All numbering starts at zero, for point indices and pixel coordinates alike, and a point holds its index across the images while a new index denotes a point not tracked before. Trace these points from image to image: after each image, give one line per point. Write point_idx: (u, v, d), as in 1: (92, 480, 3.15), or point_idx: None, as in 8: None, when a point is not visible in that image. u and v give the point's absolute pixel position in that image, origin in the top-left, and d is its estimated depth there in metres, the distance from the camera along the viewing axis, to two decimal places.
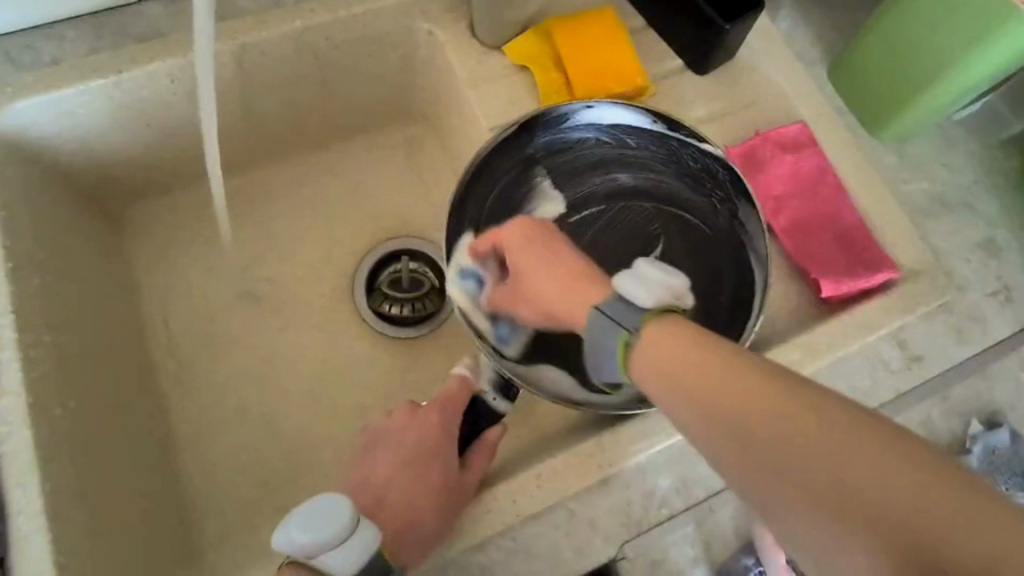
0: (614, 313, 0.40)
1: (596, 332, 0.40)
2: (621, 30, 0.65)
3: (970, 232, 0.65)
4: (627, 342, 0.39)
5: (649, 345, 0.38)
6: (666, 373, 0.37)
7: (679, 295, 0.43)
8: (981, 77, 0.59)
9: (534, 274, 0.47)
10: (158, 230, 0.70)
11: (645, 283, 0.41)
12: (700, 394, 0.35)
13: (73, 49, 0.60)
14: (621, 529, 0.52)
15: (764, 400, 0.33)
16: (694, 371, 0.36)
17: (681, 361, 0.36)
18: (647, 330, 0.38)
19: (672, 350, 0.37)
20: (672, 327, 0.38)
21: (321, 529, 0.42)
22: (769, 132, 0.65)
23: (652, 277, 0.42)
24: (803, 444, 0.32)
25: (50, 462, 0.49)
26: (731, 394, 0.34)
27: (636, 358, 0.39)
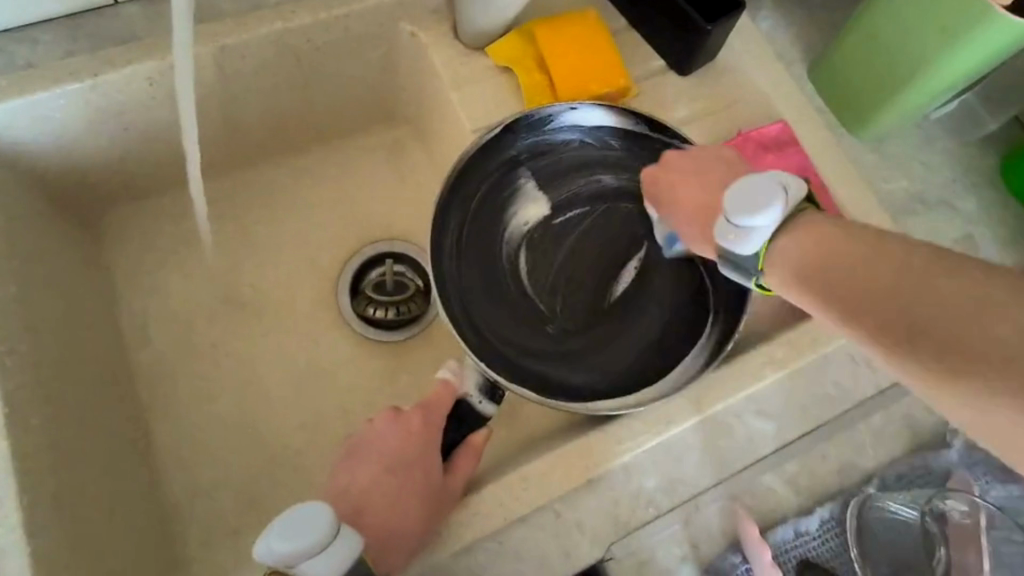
0: (734, 261, 0.47)
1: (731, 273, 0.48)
2: (603, 31, 0.65)
3: (948, 230, 0.66)
4: (759, 282, 0.46)
5: (788, 246, 0.43)
6: (803, 260, 0.42)
7: (784, 207, 0.44)
8: (957, 77, 0.60)
9: (688, 204, 0.52)
10: (138, 235, 0.69)
11: (738, 235, 0.45)
12: (804, 265, 0.42)
13: (48, 53, 0.59)
14: (608, 529, 0.52)
15: (897, 273, 0.37)
16: (841, 261, 0.40)
17: (788, 248, 0.43)
18: (789, 235, 0.43)
19: (822, 246, 0.41)
20: (819, 226, 0.42)
21: (302, 538, 0.42)
22: (750, 132, 0.65)
23: (742, 220, 0.44)
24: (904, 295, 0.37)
25: (27, 473, 0.48)
26: (882, 280, 0.37)
27: (774, 259, 0.44)
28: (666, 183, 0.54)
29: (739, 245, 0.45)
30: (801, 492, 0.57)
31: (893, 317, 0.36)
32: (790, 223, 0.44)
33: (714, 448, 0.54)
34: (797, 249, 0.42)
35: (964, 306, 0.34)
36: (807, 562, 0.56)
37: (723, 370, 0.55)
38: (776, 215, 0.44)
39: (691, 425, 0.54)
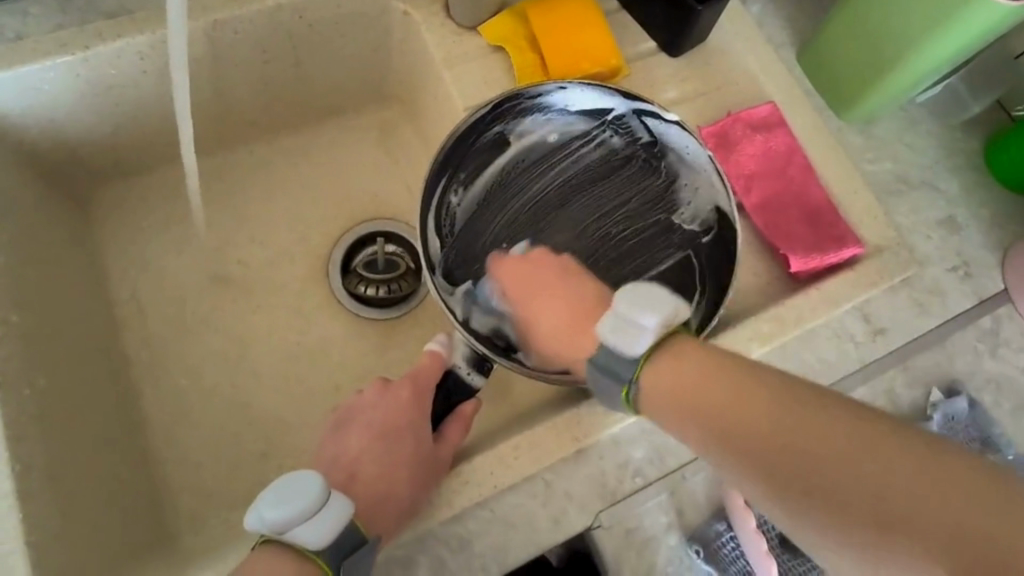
0: (605, 363, 0.45)
1: (599, 381, 0.46)
2: (596, 11, 0.65)
3: (930, 210, 0.68)
4: (628, 393, 0.44)
5: (664, 370, 0.43)
6: (683, 400, 0.41)
7: (669, 322, 0.44)
8: (939, 62, 0.61)
9: (551, 329, 0.52)
10: (128, 212, 0.69)
11: (632, 332, 0.44)
12: (699, 413, 0.40)
13: (37, 25, 0.58)
14: (596, 498, 0.53)
15: (760, 406, 0.38)
16: (711, 389, 0.40)
17: (678, 374, 0.42)
18: (666, 359, 0.43)
19: (682, 366, 0.42)
20: (678, 353, 0.43)
21: (292, 504, 0.42)
22: (740, 112, 0.66)
23: (637, 321, 0.44)
24: (802, 444, 0.36)
25: (19, 442, 0.48)
26: (762, 426, 0.37)
27: (649, 377, 0.43)
28: (540, 308, 0.54)
29: (630, 342, 0.44)
30: None
31: (778, 467, 0.36)
32: (665, 344, 0.44)
33: None
34: (664, 376, 0.42)
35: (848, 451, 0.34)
36: (789, 532, 0.56)
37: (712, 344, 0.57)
38: (661, 327, 0.44)
39: None
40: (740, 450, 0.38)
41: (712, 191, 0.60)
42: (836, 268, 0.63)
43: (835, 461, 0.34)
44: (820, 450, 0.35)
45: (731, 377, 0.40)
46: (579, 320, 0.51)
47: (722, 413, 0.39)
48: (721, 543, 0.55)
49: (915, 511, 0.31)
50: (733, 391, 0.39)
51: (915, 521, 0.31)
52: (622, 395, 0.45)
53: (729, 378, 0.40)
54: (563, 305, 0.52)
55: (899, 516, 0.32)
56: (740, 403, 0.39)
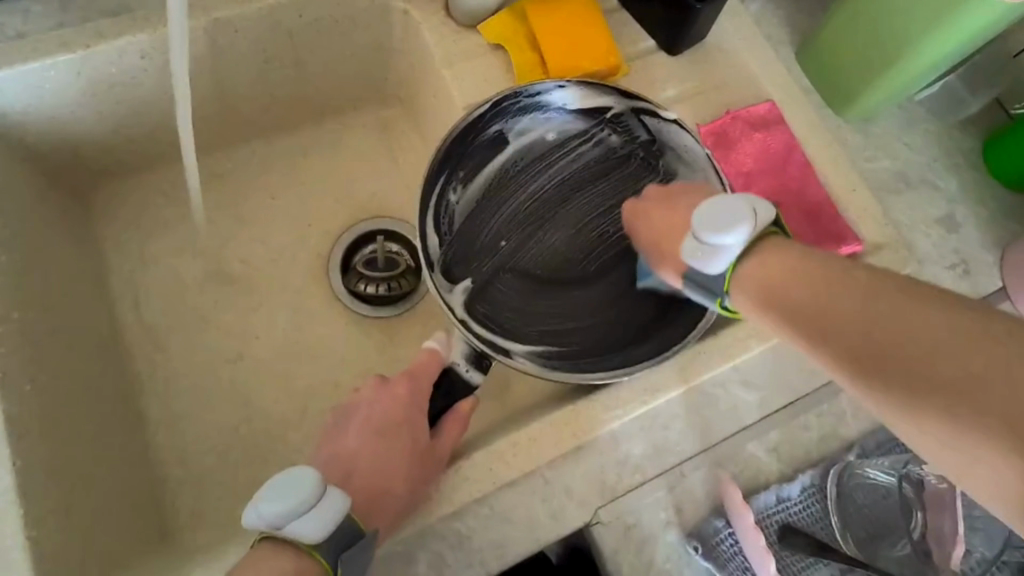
0: (699, 279, 0.47)
1: (698, 296, 0.48)
2: (595, 9, 0.65)
3: (929, 208, 0.68)
4: (723, 303, 0.46)
5: (755, 271, 0.42)
6: (762, 291, 0.41)
7: (753, 230, 0.44)
8: (938, 60, 0.61)
9: (657, 246, 0.52)
10: (129, 210, 0.70)
11: (708, 252, 0.44)
12: (779, 300, 0.40)
13: (39, 24, 0.58)
14: (595, 494, 0.53)
15: (836, 289, 0.38)
16: (795, 279, 0.40)
17: (761, 271, 0.42)
18: (751, 259, 0.43)
19: (777, 262, 0.42)
20: (771, 252, 0.42)
21: (289, 498, 0.42)
22: (739, 111, 0.66)
23: (713, 239, 0.44)
24: (873, 323, 0.35)
25: (20, 438, 0.49)
26: (839, 310, 0.37)
27: (741, 274, 0.43)
28: (648, 227, 0.53)
29: (710, 262, 0.45)
30: (783, 459, 0.58)
31: (869, 351, 0.35)
32: (751, 250, 0.43)
33: (699, 417, 0.56)
34: (758, 271, 0.42)
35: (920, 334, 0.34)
36: (789, 526, 0.57)
37: (710, 343, 0.56)
38: (745, 237, 0.43)
39: (677, 396, 0.55)
40: (815, 331, 0.38)
41: None
42: None
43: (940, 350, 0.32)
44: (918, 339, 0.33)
45: (828, 271, 0.39)
46: (676, 239, 0.49)
47: (813, 304, 0.38)
48: (720, 539, 0.55)
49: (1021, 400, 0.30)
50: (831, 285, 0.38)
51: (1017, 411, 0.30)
52: (720, 306, 0.47)
53: (816, 269, 0.40)
54: (667, 225, 0.51)
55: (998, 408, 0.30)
56: (834, 295, 0.38)
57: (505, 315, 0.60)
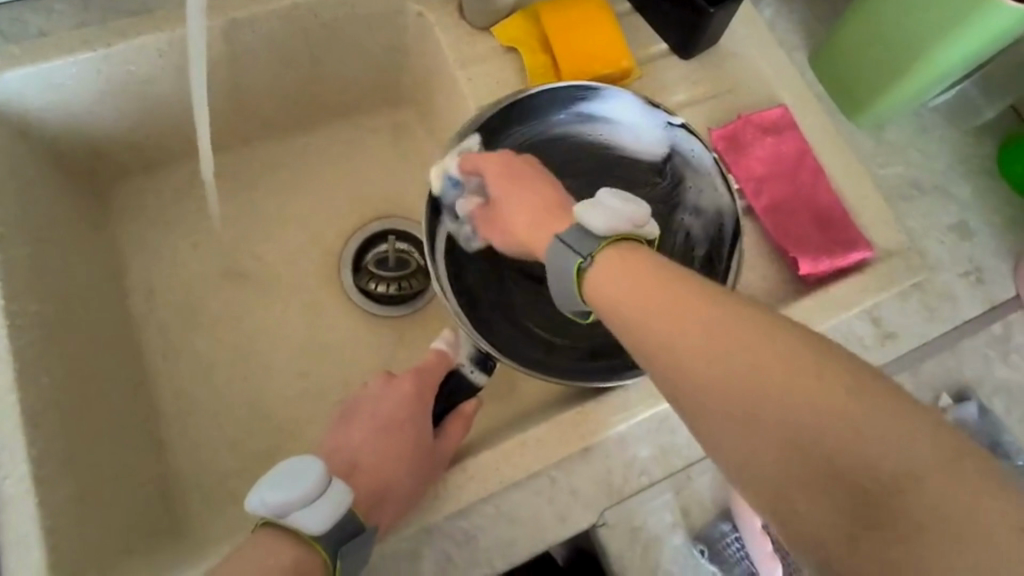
0: (571, 240, 0.44)
1: (556, 258, 0.45)
2: (608, 12, 0.65)
3: (943, 215, 0.67)
4: (581, 266, 0.43)
5: (613, 270, 0.41)
6: (622, 314, 0.40)
7: (635, 224, 0.45)
8: (952, 65, 0.61)
9: (518, 213, 0.52)
10: (145, 206, 0.70)
11: (602, 213, 0.44)
12: (648, 328, 0.38)
13: (62, 21, 0.59)
14: (602, 496, 0.53)
15: (707, 330, 0.36)
16: (661, 303, 0.38)
17: (619, 286, 0.40)
18: (597, 261, 0.42)
19: (630, 265, 0.41)
20: (631, 256, 0.41)
21: (292, 487, 0.43)
22: (751, 115, 0.66)
23: (609, 204, 0.46)
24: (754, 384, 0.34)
25: (36, 428, 0.49)
26: (709, 347, 0.35)
27: (591, 279, 0.42)
28: (504, 189, 0.53)
29: (593, 217, 0.44)
30: None
31: (716, 372, 0.35)
32: (596, 257, 0.42)
33: None
34: (615, 280, 0.41)
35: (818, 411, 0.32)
36: None
37: None
38: (627, 220, 0.45)
39: None
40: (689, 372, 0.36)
41: (716, 195, 0.61)
42: (843, 273, 0.63)
43: (794, 392, 0.33)
44: (769, 378, 0.33)
45: (686, 299, 0.37)
46: (546, 214, 0.50)
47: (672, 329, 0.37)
48: (726, 543, 0.55)
49: (848, 455, 0.31)
50: (680, 300, 0.38)
51: (840, 462, 0.31)
52: (574, 274, 0.43)
53: (680, 294, 0.38)
54: (513, 202, 0.52)
55: (825, 457, 0.31)
56: (697, 326, 0.36)
57: (515, 321, 0.60)
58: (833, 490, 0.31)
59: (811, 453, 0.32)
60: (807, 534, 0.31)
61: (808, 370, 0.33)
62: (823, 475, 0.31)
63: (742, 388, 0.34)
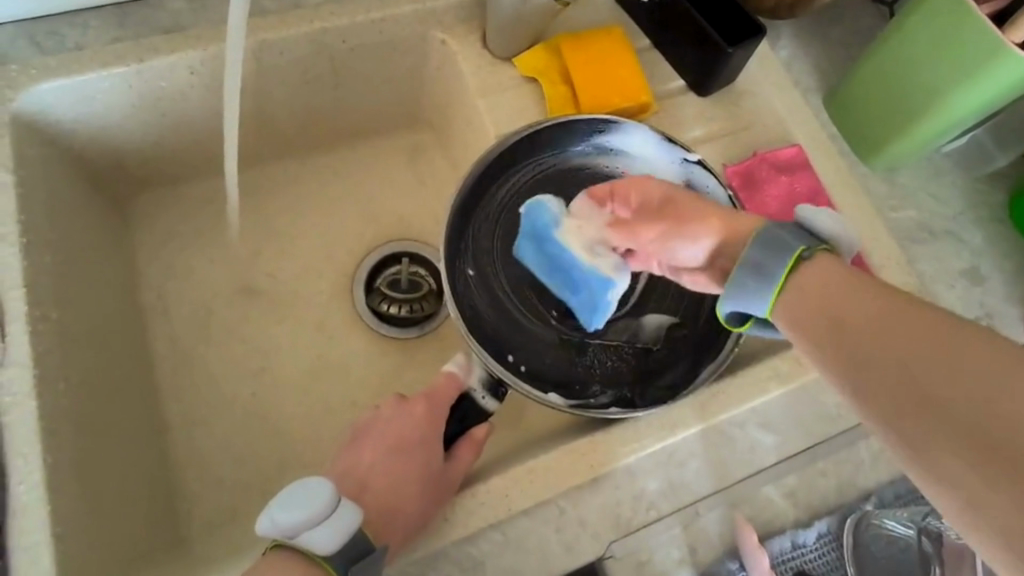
0: (767, 244, 0.41)
1: (751, 272, 0.40)
2: (628, 48, 0.67)
3: (954, 259, 0.68)
4: (784, 278, 0.39)
5: (812, 279, 0.39)
6: (812, 302, 0.38)
7: (827, 236, 0.43)
8: (969, 111, 0.62)
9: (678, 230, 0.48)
10: (164, 219, 0.71)
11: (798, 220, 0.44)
12: (827, 317, 0.37)
13: (97, 37, 0.61)
14: (609, 528, 0.53)
15: (880, 319, 0.35)
16: (843, 299, 0.37)
17: (811, 280, 0.39)
18: (811, 265, 0.39)
19: (833, 276, 0.38)
20: (834, 268, 0.39)
21: (300, 509, 0.43)
22: (766, 154, 0.67)
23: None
24: (920, 369, 0.33)
25: (52, 434, 0.49)
26: (881, 334, 0.35)
27: (802, 274, 0.39)
28: (633, 202, 0.51)
29: (783, 212, 0.45)
30: (800, 504, 0.58)
31: (870, 352, 0.35)
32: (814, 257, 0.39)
33: (717, 456, 0.55)
34: (817, 276, 0.39)
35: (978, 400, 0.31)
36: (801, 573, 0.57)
37: (730, 382, 0.56)
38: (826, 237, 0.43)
39: (696, 432, 0.55)
40: (860, 359, 0.35)
41: None
42: None
43: (959, 381, 0.32)
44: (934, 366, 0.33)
45: (866, 292, 0.37)
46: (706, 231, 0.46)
47: (853, 319, 0.36)
48: None
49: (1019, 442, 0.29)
50: (870, 302, 0.36)
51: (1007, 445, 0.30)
52: (775, 283, 0.40)
53: (870, 292, 0.37)
54: (679, 202, 0.48)
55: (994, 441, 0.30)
56: (870, 318, 0.36)
57: (526, 346, 0.59)
58: (985, 454, 0.30)
59: (973, 436, 0.30)
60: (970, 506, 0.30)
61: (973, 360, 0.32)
62: (971, 442, 0.30)
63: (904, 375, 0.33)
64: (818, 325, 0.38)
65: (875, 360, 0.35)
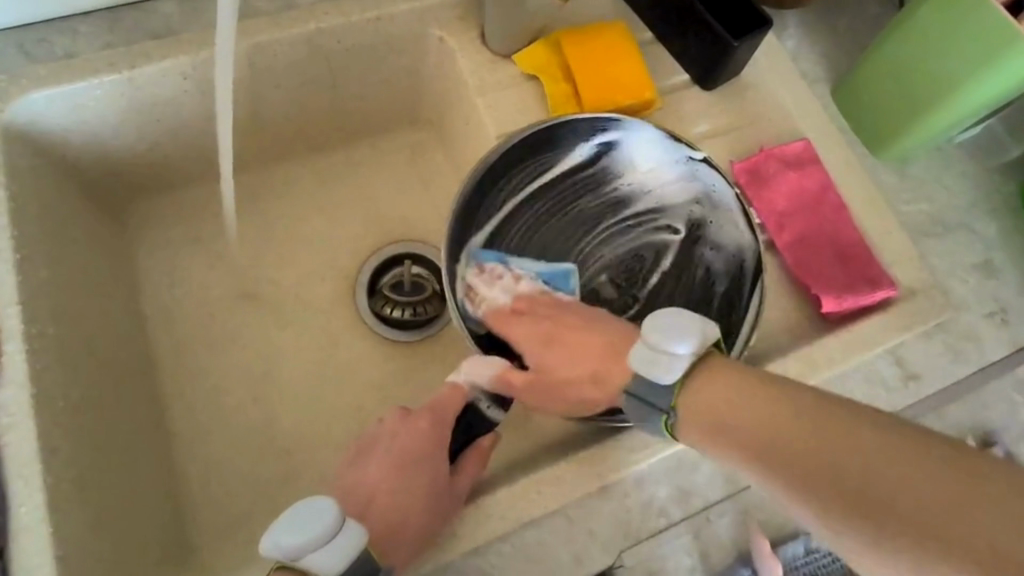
0: (645, 396, 0.45)
1: (635, 414, 0.46)
2: (630, 42, 0.65)
3: (968, 253, 0.67)
4: (668, 422, 0.44)
5: (696, 399, 0.42)
6: (708, 418, 0.42)
7: (701, 346, 0.44)
8: (982, 103, 0.60)
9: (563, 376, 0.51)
10: (162, 226, 0.70)
11: (663, 364, 0.44)
12: (723, 427, 0.41)
13: (87, 44, 0.60)
14: (619, 536, 0.52)
15: (766, 415, 0.39)
16: (729, 405, 0.41)
17: (703, 394, 0.42)
18: (699, 389, 0.43)
19: (719, 384, 0.42)
20: (718, 373, 0.43)
21: (304, 530, 0.42)
22: (773, 149, 0.66)
23: (671, 348, 0.43)
24: (813, 457, 0.37)
25: (52, 453, 0.49)
26: (766, 429, 0.39)
27: (691, 395, 0.43)
28: (522, 332, 0.55)
29: (659, 373, 0.44)
30: None
31: (766, 449, 0.39)
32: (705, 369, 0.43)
33: None
34: (703, 395, 0.42)
35: (871, 471, 0.35)
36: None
37: None
38: (690, 358, 0.43)
39: None
40: (763, 458, 0.39)
41: (736, 231, 0.61)
42: (866, 311, 0.62)
43: (853, 473, 0.35)
44: (824, 459, 0.36)
45: (745, 390, 0.41)
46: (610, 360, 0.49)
47: (743, 418, 0.40)
48: None
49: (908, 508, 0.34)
50: (751, 406, 0.40)
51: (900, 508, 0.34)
52: (664, 427, 0.44)
53: (755, 390, 0.41)
54: (545, 325, 0.54)
55: (894, 513, 0.34)
56: (754, 417, 0.40)
57: None
58: (886, 522, 0.34)
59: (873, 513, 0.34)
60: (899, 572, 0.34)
61: (854, 439, 0.36)
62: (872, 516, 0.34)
63: (804, 463, 0.37)
64: (713, 442, 0.41)
65: (774, 453, 0.38)
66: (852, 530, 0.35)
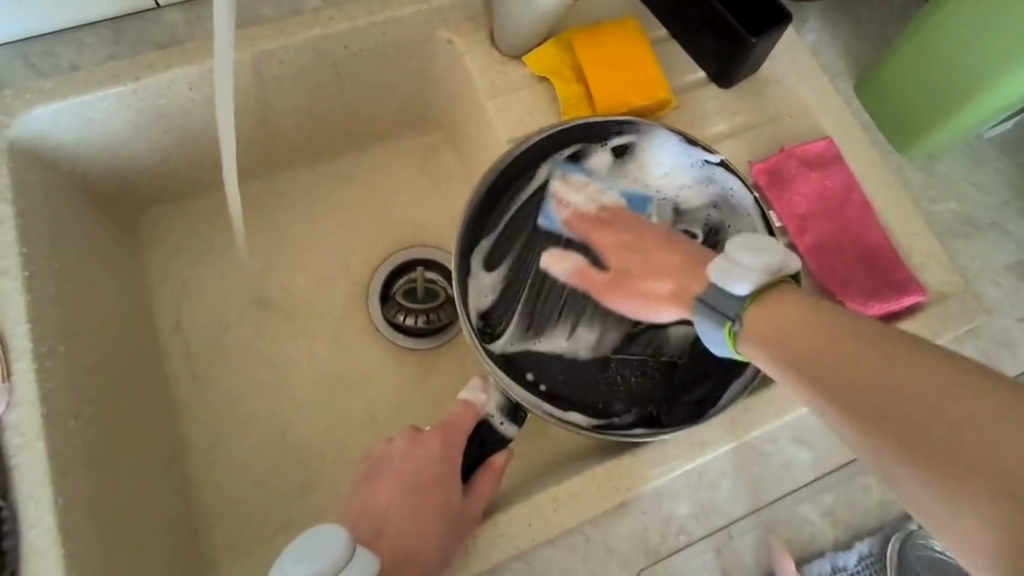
0: (718, 303, 0.43)
1: (703, 320, 0.44)
2: (644, 41, 0.63)
3: (1000, 253, 0.64)
4: (732, 329, 0.42)
5: (757, 318, 0.41)
6: (768, 335, 0.40)
7: (778, 268, 0.43)
8: (1014, 98, 0.58)
9: (640, 271, 0.50)
10: (173, 237, 0.70)
11: (738, 271, 0.43)
12: (782, 345, 0.39)
13: (92, 55, 0.59)
14: (638, 554, 0.51)
15: (821, 331, 0.38)
16: (792, 325, 0.39)
17: (762, 316, 0.41)
18: (760, 305, 0.41)
19: (783, 309, 0.41)
20: (774, 300, 0.41)
21: (315, 559, 0.41)
22: (794, 148, 0.63)
23: (747, 263, 0.43)
24: (856, 363, 0.35)
25: (62, 475, 0.48)
26: (819, 345, 0.37)
27: (749, 319, 0.41)
28: (608, 236, 0.54)
29: (737, 282, 0.43)
30: (840, 524, 0.54)
31: (817, 363, 0.36)
32: (763, 295, 0.42)
33: (749, 474, 0.54)
34: (763, 317, 0.41)
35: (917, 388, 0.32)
36: None
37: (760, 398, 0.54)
38: (767, 270, 0.43)
39: (726, 451, 0.53)
40: (808, 374, 0.37)
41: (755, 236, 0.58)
42: (893, 316, 0.60)
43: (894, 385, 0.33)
44: (865, 367, 0.34)
45: (805, 311, 0.39)
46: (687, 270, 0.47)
47: (796, 340, 0.38)
48: None
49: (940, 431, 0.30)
50: (825, 329, 0.37)
51: (943, 435, 0.30)
52: (726, 336, 0.43)
53: (817, 314, 0.39)
54: (631, 235, 0.53)
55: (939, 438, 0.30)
56: (808, 334, 0.38)
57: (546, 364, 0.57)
58: (917, 437, 0.31)
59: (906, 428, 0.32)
60: (925, 495, 0.30)
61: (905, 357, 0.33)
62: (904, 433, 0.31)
63: (845, 375, 0.35)
64: (767, 355, 0.40)
65: (814, 365, 0.37)
66: (878, 441, 0.32)
